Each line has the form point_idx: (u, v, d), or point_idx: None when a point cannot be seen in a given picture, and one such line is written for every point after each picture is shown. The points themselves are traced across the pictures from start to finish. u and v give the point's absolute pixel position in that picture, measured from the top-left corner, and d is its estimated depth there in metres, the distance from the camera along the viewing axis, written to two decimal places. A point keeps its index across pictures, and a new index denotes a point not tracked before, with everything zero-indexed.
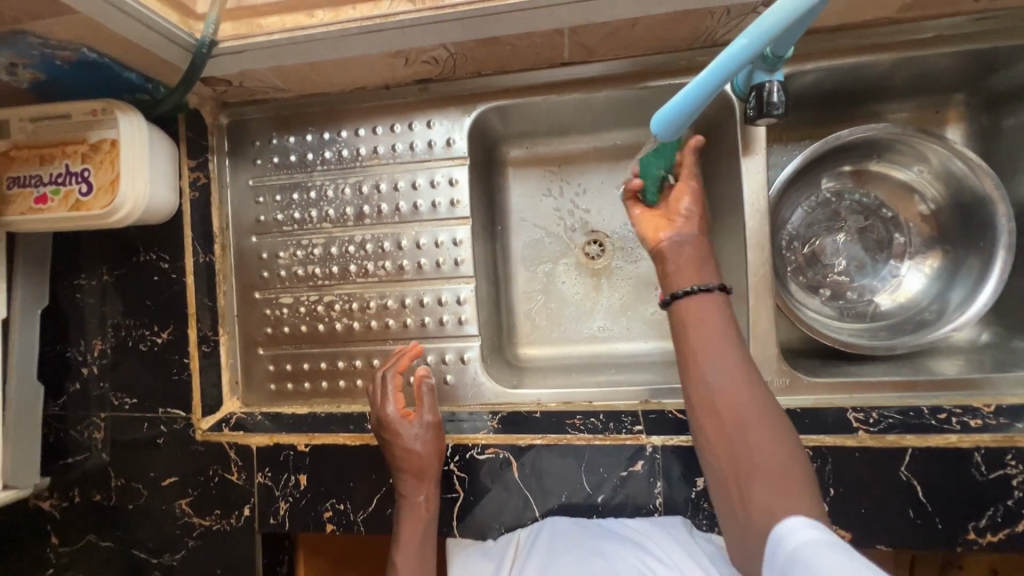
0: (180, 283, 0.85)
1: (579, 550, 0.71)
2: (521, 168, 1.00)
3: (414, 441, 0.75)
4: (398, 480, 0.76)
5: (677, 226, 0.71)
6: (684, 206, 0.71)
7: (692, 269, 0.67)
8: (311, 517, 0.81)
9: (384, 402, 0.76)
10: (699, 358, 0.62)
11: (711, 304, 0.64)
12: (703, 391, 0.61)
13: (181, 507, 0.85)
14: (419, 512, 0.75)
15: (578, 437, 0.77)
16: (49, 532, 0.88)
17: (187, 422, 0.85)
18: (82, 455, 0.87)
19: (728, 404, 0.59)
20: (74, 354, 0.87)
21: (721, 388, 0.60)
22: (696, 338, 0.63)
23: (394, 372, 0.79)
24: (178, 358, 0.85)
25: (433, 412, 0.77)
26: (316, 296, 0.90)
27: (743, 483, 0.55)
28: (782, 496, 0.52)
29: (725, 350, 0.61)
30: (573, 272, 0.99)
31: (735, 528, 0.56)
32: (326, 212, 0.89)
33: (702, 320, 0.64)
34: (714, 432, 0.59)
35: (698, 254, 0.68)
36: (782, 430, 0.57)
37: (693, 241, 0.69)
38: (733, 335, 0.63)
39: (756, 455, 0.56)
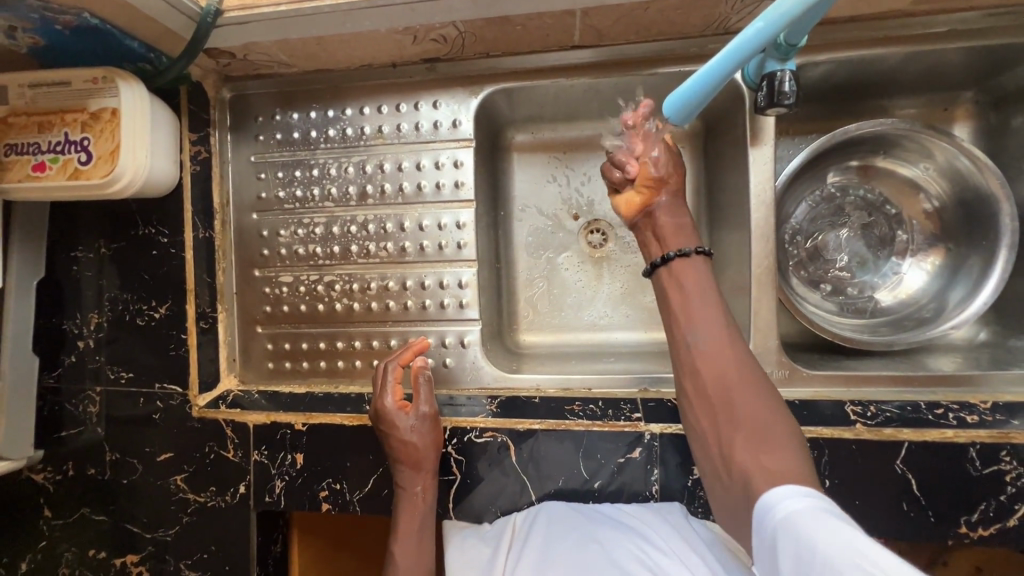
0: (179, 258, 0.84)
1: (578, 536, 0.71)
2: (525, 153, 1.00)
3: (410, 433, 0.74)
4: (395, 469, 0.76)
5: (654, 196, 0.71)
6: (652, 172, 0.70)
7: (673, 237, 0.68)
8: (306, 496, 0.81)
9: (383, 393, 0.76)
10: (681, 322, 0.63)
11: (692, 271, 0.66)
12: (686, 355, 0.62)
13: (176, 483, 0.84)
14: (416, 502, 0.76)
15: (578, 423, 0.76)
16: (42, 505, 0.88)
17: (184, 398, 0.84)
18: (76, 429, 0.87)
19: (710, 367, 0.60)
20: (71, 327, 0.86)
21: (702, 351, 0.61)
22: (678, 305, 0.64)
23: (396, 364, 0.78)
24: (176, 334, 0.84)
25: (429, 405, 0.77)
26: (316, 276, 0.89)
27: (725, 443, 0.56)
28: (763, 452, 0.53)
29: (705, 314, 0.62)
30: (575, 260, 0.99)
31: (719, 491, 0.56)
32: (328, 191, 0.88)
33: (683, 287, 0.65)
34: (697, 396, 0.60)
35: (677, 223, 0.70)
36: (762, 388, 0.58)
37: (672, 211, 0.70)
38: (715, 298, 0.64)
39: (736, 415, 0.56)
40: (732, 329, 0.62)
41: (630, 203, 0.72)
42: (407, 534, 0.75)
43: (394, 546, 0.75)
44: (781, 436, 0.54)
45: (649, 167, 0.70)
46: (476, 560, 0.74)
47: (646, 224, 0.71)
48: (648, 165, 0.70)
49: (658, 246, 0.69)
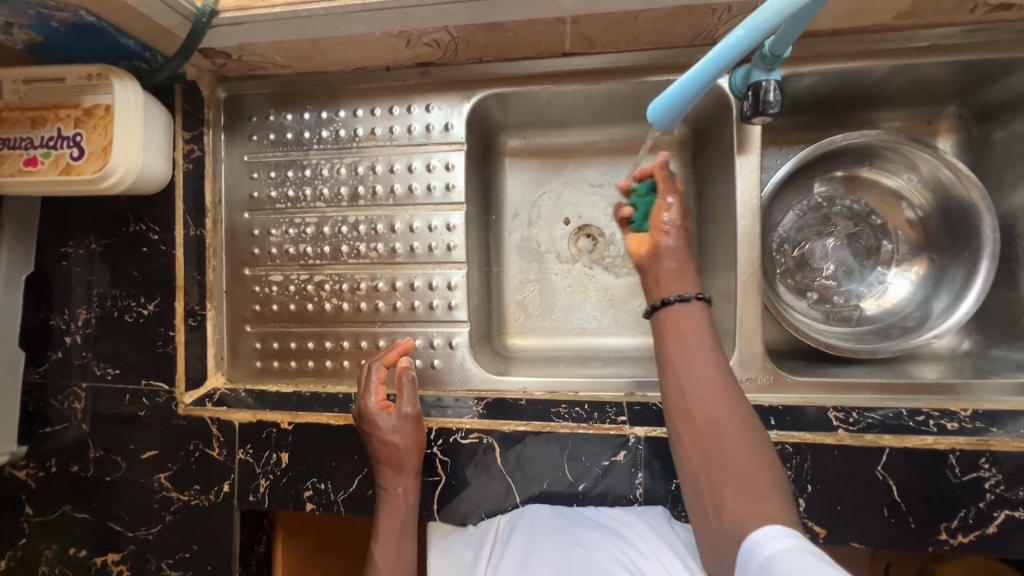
0: (169, 256, 0.84)
1: (560, 540, 0.72)
2: (517, 158, 1.03)
3: (392, 432, 0.74)
4: (377, 470, 0.75)
5: (662, 236, 0.70)
6: (664, 219, 0.71)
7: (673, 284, 0.67)
8: (291, 496, 0.80)
9: (366, 394, 0.76)
10: (675, 365, 0.63)
11: (689, 316, 0.65)
12: (679, 398, 0.62)
13: (159, 481, 0.84)
14: (398, 503, 0.75)
15: (563, 425, 0.76)
16: (24, 501, 0.87)
17: (170, 396, 0.84)
18: (61, 425, 0.87)
19: (701, 410, 0.60)
20: (59, 323, 0.87)
21: (694, 394, 0.61)
22: (672, 347, 0.64)
23: (380, 364, 0.79)
24: (163, 331, 0.84)
25: (412, 405, 0.76)
26: (306, 276, 0.89)
27: (715, 488, 0.57)
28: (751, 498, 0.54)
29: (698, 358, 0.62)
30: (565, 263, 1.03)
31: (709, 535, 0.57)
32: (320, 191, 0.89)
33: (680, 330, 0.64)
34: (688, 438, 0.60)
35: (681, 268, 0.68)
36: (752, 430, 0.58)
37: (674, 253, 0.70)
38: (709, 342, 0.63)
39: (726, 460, 0.57)
40: (723, 372, 0.62)
41: (638, 245, 0.72)
42: (388, 535, 0.75)
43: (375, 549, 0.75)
44: (770, 485, 0.55)
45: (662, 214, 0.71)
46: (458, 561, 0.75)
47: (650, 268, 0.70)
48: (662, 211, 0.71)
49: (658, 290, 0.68)
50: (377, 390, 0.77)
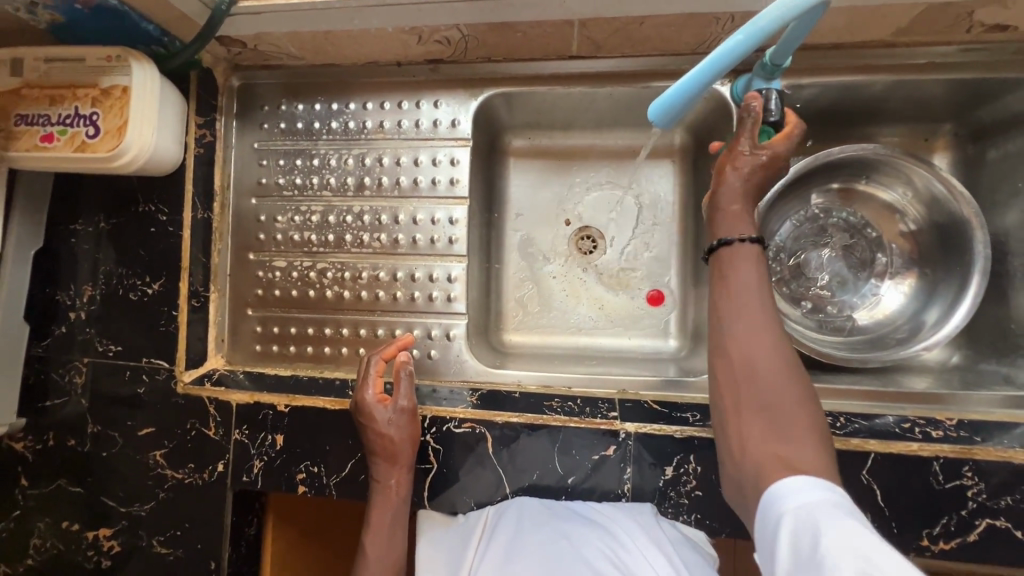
0: (176, 237, 0.85)
1: (545, 537, 0.73)
2: (522, 158, 1.06)
3: (387, 425, 0.75)
4: (371, 464, 0.77)
5: (728, 175, 0.67)
6: (735, 158, 0.67)
7: (733, 226, 0.64)
8: (284, 477, 0.81)
9: (364, 386, 0.77)
10: (722, 305, 0.60)
11: (743, 258, 0.61)
12: (720, 338, 0.59)
13: (155, 458, 0.85)
14: (390, 495, 0.77)
15: (555, 418, 0.78)
16: (19, 474, 0.88)
17: (170, 374, 0.85)
18: (60, 400, 0.88)
19: (742, 352, 0.57)
20: (64, 299, 0.88)
21: (738, 335, 0.58)
22: (721, 285, 0.61)
23: (378, 358, 0.80)
24: (166, 310, 0.85)
25: (408, 399, 0.78)
26: (309, 263, 0.91)
27: (744, 429, 0.55)
28: (781, 443, 0.52)
29: (747, 298, 0.59)
30: (564, 263, 1.05)
31: (730, 475, 0.56)
32: (327, 180, 0.91)
33: (731, 271, 0.61)
34: (725, 379, 0.58)
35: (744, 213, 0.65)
36: (795, 378, 0.55)
37: (737, 191, 0.66)
38: (762, 286, 0.60)
39: (761, 403, 0.55)
40: (772, 318, 0.58)
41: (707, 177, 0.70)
42: (377, 531, 0.76)
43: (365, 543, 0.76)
44: (803, 435, 0.53)
45: (735, 154, 0.67)
46: (445, 552, 0.77)
47: (711, 207, 0.68)
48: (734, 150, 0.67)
49: (713, 231, 0.65)
50: (376, 380, 0.78)
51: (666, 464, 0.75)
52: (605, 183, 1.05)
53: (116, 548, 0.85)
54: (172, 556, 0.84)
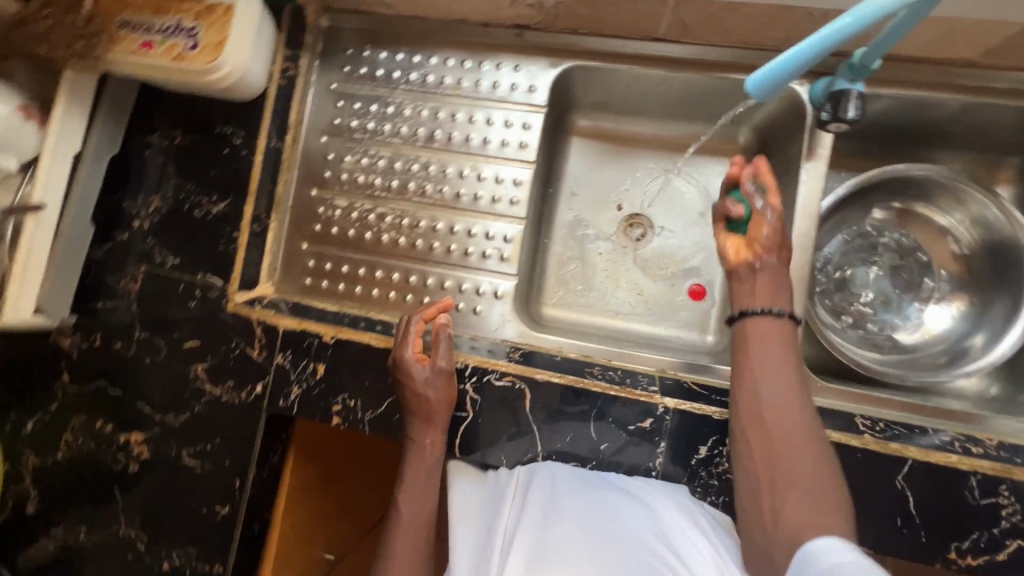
0: (248, 161, 0.88)
1: (584, 495, 0.71)
2: (584, 138, 1.07)
3: (424, 385, 0.76)
4: (407, 423, 0.78)
5: (757, 251, 0.73)
6: (763, 233, 0.73)
7: (766, 294, 0.71)
8: (320, 406, 0.82)
9: (403, 345, 0.78)
10: (755, 373, 0.67)
11: (773, 326, 0.69)
12: (754, 404, 0.66)
13: (195, 371, 0.86)
14: (423, 453, 0.77)
15: (595, 383, 0.79)
16: (62, 369, 0.90)
17: (222, 292, 0.87)
18: (112, 303, 0.90)
19: (775, 419, 0.65)
20: (131, 206, 0.91)
21: (773, 403, 0.65)
22: (755, 354, 0.68)
23: (418, 319, 0.80)
24: (228, 230, 0.88)
25: (447, 360, 0.78)
26: (369, 206, 0.93)
27: (778, 493, 0.62)
28: (814, 510, 0.59)
29: (782, 369, 0.66)
30: (612, 247, 1.06)
31: (760, 533, 0.62)
32: (399, 128, 0.93)
33: (766, 340, 0.68)
34: (757, 443, 0.65)
35: (775, 280, 0.71)
36: (819, 446, 0.64)
37: (772, 266, 0.72)
38: (791, 357, 0.67)
39: (794, 469, 0.62)
40: (801, 388, 0.66)
41: (737, 251, 0.75)
42: (412, 491, 0.77)
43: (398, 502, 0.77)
44: (832, 504, 0.60)
45: (762, 229, 0.73)
46: (478, 507, 0.76)
47: (744, 276, 0.73)
48: (762, 226, 0.73)
49: (752, 296, 0.71)
50: (416, 343, 0.79)
51: (700, 443, 0.76)
52: (662, 174, 1.06)
53: (146, 454, 0.87)
54: (198, 469, 0.85)
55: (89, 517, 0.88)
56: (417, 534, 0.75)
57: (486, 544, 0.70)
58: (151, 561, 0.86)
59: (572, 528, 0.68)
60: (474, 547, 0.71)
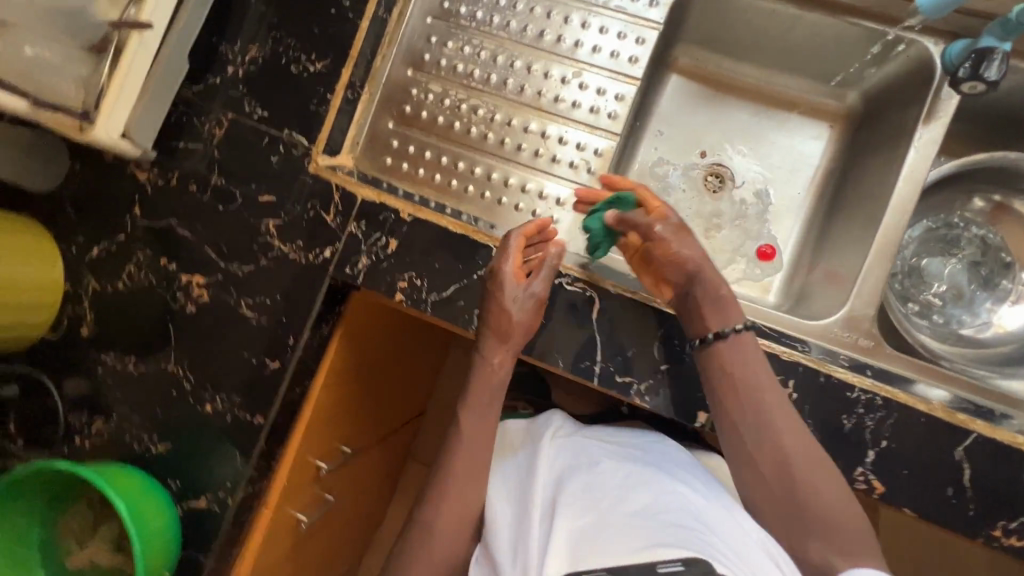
0: (352, 24, 0.86)
1: (619, 470, 0.72)
2: (682, 75, 1.04)
3: (513, 303, 0.75)
4: (481, 339, 0.77)
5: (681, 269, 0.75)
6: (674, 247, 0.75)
7: (715, 315, 0.72)
8: (385, 281, 0.82)
9: (505, 258, 0.76)
10: (734, 408, 0.69)
11: (738, 349, 0.71)
12: (742, 447, 0.68)
13: (267, 227, 0.87)
14: (486, 372, 0.77)
15: (666, 305, 0.79)
16: (136, 202, 0.91)
17: (306, 152, 0.86)
18: (195, 146, 0.90)
19: (767, 458, 0.66)
20: (227, 52, 0.89)
21: (754, 434, 0.67)
22: (727, 393, 0.69)
23: (519, 235, 0.78)
24: (321, 92, 0.86)
25: (542, 288, 0.77)
26: (463, 96, 0.91)
27: (794, 535, 0.64)
28: (835, 543, 0.62)
29: (757, 405, 0.68)
30: (689, 192, 1.04)
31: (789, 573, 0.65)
32: (508, 23, 0.90)
33: (732, 374, 0.70)
34: (757, 487, 0.67)
35: (716, 298, 0.73)
36: (829, 473, 0.65)
37: (714, 282, 0.74)
38: (768, 386, 0.69)
39: (802, 510, 0.64)
40: (786, 417, 0.67)
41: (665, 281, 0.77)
42: (473, 439, 0.74)
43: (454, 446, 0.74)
44: (856, 532, 0.63)
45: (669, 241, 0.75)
46: (511, 482, 0.75)
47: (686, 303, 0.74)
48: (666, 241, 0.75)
49: (702, 325, 0.73)
50: (512, 262, 0.76)
51: None
52: (755, 126, 1.03)
53: (204, 298, 0.88)
54: (255, 322, 0.86)
55: (139, 350, 0.89)
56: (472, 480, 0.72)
57: (527, 508, 0.69)
58: (194, 402, 0.87)
59: (609, 493, 0.67)
60: (515, 514, 0.69)
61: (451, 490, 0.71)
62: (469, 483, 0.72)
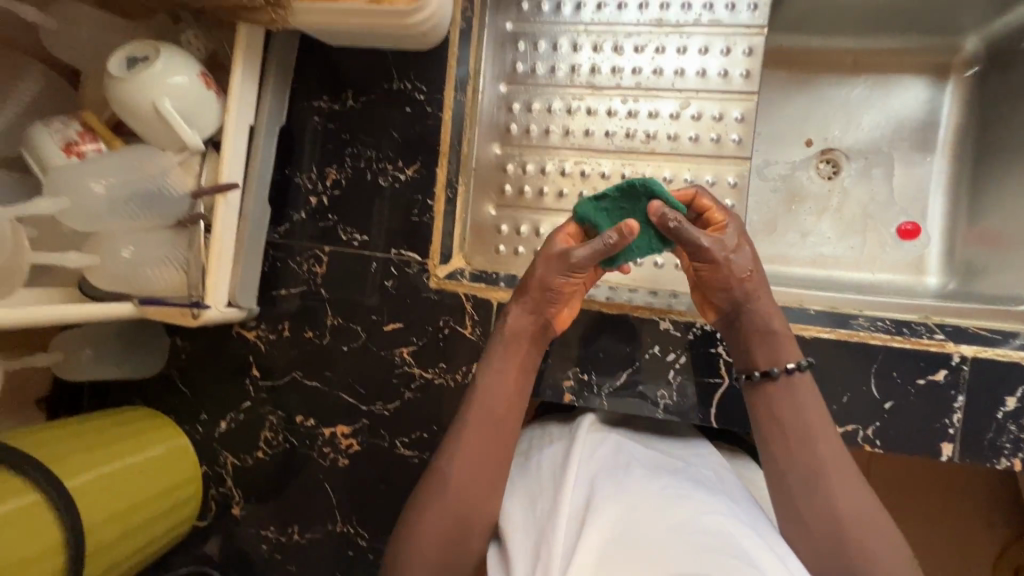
0: (435, 118, 0.78)
1: (658, 476, 0.59)
2: (769, 66, 0.96)
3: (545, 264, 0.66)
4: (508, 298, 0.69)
5: (724, 302, 0.65)
6: (719, 284, 0.64)
7: (764, 349, 0.64)
8: (549, 384, 0.76)
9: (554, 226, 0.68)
10: (779, 457, 0.60)
11: (791, 390, 0.62)
12: (786, 482, 0.59)
13: (401, 355, 0.80)
14: (506, 335, 0.67)
15: (872, 336, 0.69)
16: (251, 364, 0.84)
17: (422, 267, 0.79)
18: (296, 290, 0.83)
19: (815, 494, 0.57)
20: (304, 182, 0.82)
21: (805, 483, 0.58)
22: (769, 426, 0.61)
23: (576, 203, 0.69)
24: (422, 199, 0.79)
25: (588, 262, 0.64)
26: (564, 160, 0.83)
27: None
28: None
29: (808, 442, 0.59)
30: (808, 188, 0.95)
31: None
32: (593, 69, 0.82)
33: (774, 409, 0.62)
34: (796, 524, 0.57)
35: (766, 329, 0.64)
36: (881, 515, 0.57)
37: (763, 312, 0.64)
38: (818, 424, 0.60)
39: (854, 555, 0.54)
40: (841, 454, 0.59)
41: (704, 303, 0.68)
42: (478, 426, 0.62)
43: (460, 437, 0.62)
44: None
45: (711, 276, 0.63)
46: (522, 482, 0.63)
47: (731, 330, 0.66)
48: (712, 275, 0.63)
49: (744, 358, 0.65)
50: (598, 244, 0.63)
51: (1008, 393, 0.66)
52: (861, 98, 0.94)
53: (355, 447, 0.82)
54: (417, 459, 0.80)
55: (300, 517, 0.83)
56: (477, 480, 0.60)
57: (550, 508, 0.56)
58: (376, 557, 0.82)
59: (646, 498, 0.54)
60: (535, 515, 0.57)
61: (452, 481, 0.60)
62: (473, 484, 0.59)
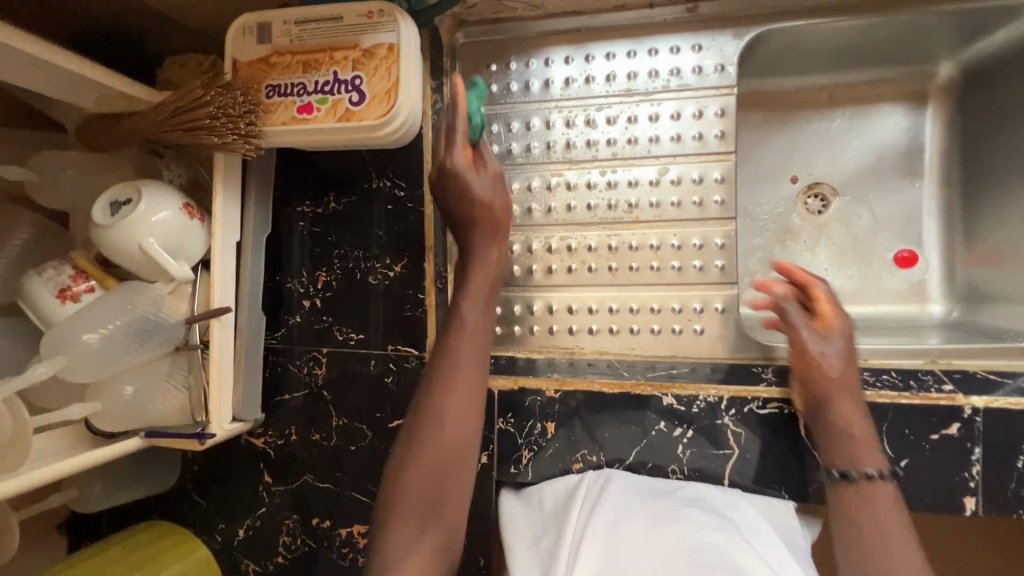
0: (417, 214, 0.79)
1: (644, 505, 0.66)
2: (746, 107, 0.96)
3: (485, 190, 0.67)
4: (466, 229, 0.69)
5: (818, 398, 0.66)
6: (820, 380, 0.66)
7: (853, 450, 0.64)
8: (559, 467, 0.76)
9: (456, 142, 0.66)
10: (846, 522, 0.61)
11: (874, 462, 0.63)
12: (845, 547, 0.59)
13: None
14: (488, 271, 0.68)
15: (880, 394, 0.68)
16: (263, 471, 0.85)
17: (421, 361, 0.79)
18: (299, 393, 0.83)
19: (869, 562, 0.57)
20: (296, 287, 0.83)
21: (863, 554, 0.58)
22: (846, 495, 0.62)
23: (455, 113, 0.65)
24: (413, 294, 0.80)
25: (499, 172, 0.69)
26: (549, 236, 0.84)
27: None
28: None
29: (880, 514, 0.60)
30: (799, 227, 0.94)
31: None
32: (569, 143, 0.82)
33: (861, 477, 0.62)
34: None
35: (854, 431, 0.65)
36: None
37: (852, 413, 0.65)
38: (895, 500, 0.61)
39: None
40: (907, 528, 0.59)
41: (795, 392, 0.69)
42: (465, 391, 0.63)
43: (439, 429, 0.62)
44: None
45: (814, 367, 0.66)
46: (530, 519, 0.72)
47: (820, 425, 0.66)
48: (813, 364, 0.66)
49: (832, 453, 0.64)
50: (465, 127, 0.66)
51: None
52: (841, 131, 0.94)
53: None
54: None
55: None
56: (465, 439, 0.63)
57: (551, 545, 0.65)
58: None
59: (638, 530, 0.62)
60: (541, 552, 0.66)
61: (436, 447, 0.61)
62: (457, 440, 0.62)
